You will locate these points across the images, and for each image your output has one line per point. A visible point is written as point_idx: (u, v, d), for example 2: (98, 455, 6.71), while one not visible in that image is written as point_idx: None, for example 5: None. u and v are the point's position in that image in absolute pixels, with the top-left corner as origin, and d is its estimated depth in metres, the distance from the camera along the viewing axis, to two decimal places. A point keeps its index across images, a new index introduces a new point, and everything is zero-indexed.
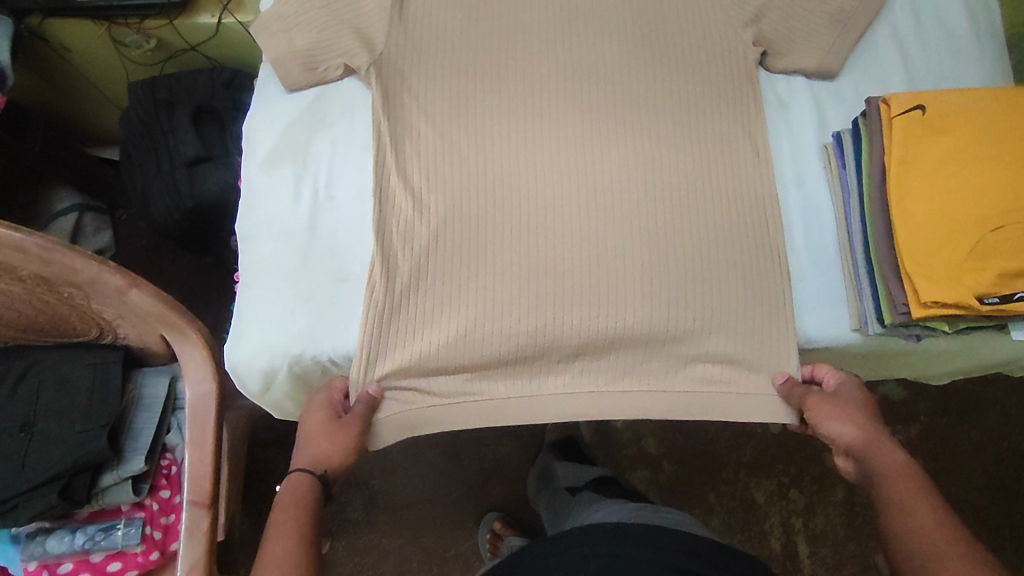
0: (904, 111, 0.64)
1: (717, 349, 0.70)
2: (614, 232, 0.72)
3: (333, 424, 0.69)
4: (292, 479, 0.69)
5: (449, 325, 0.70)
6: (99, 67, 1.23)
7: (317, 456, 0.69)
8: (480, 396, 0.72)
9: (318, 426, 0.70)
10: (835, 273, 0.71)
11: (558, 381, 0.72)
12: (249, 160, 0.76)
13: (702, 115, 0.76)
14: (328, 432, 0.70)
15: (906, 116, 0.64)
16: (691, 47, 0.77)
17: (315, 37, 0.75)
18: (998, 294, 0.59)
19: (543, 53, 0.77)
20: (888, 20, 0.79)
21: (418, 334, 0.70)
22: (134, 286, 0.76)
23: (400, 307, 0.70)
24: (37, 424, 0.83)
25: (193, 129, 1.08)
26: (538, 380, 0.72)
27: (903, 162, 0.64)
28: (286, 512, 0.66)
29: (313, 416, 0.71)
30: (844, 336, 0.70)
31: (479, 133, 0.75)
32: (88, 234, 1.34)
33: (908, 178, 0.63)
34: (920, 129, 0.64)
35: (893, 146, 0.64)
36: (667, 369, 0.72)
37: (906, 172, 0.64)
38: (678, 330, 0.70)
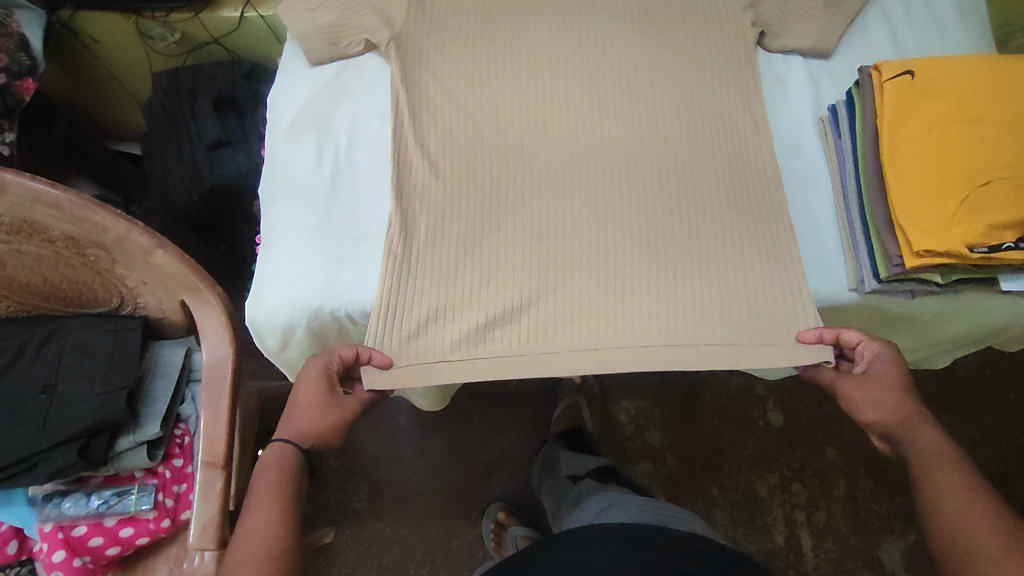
0: (893, 76, 0.68)
1: (725, 305, 0.72)
2: (618, 196, 0.75)
3: (328, 398, 0.69)
4: (276, 449, 0.68)
5: (463, 280, 0.73)
6: (123, 61, 1.28)
7: (302, 429, 0.68)
8: (490, 351, 0.71)
9: (312, 400, 0.68)
10: (832, 235, 0.74)
11: (570, 339, 0.71)
12: (273, 129, 0.80)
13: (703, 89, 0.80)
14: (322, 408, 0.68)
15: (896, 80, 0.68)
16: (693, 28, 0.82)
17: (339, 15, 0.80)
18: (988, 243, 0.62)
19: (552, 30, 0.82)
20: (879, 5, 0.84)
21: (431, 289, 0.72)
22: (159, 247, 0.79)
23: (420, 262, 0.73)
24: (57, 387, 0.85)
25: (214, 116, 1.12)
26: (551, 337, 0.71)
27: (894, 122, 0.68)
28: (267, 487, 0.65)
29: (308, 388, 0.68)
30: (842, 295, 0.72)
31: (492, 103, 0.79)
32: None
33: (899, 137, 0.67)
34: (910, 93, 0.67)
35: (884, 108, 0.68)
36: (680, 331, 0.71)
37: (897, 132, 0.67)
38: (684, 287, 0.72)
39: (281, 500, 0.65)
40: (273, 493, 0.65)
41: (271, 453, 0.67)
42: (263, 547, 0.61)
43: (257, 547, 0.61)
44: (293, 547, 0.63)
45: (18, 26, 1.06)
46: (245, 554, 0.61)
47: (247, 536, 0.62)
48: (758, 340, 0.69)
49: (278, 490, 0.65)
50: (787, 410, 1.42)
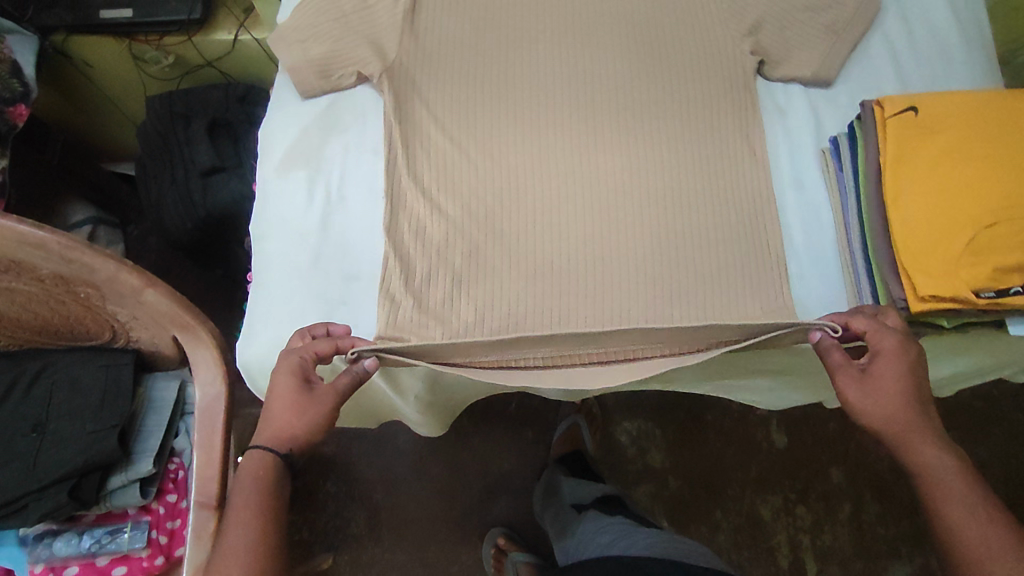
0: (897, 112, 0.67)
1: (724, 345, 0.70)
2: (618, 232, 0.74)
3: (304, 396, 0.65)
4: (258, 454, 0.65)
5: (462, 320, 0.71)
6: (117, 84, 1.27)
7: (282, 434, 0.65)
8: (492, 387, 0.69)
9: (288, 399, 0.64)
10: (835, 273, 0.72)
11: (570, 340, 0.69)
12: (263, 165, 0.78)
13: (703, 119, 0.78)
14: (301, 407, 0.65)
15: (899, 116, 0.67)
16: (692, 58, 0.80)
17: (331, 47, 0.78)
18: (996, 288, 0.60)
19: (548, 61, 0.81)
20: (880, 31, 0.83)
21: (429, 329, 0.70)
22: (150, 286, 0.77)
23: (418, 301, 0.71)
24: (48, 425, 0.84)
25: (208, 141, 1.11)
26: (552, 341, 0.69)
27: (897, 162, 0.66)
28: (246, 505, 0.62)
29: (281, 388, 0.64)
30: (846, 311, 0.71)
31: (487, 135, 0.78)
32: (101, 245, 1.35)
33: (902, 176, 0.65)
34: (913, 129, 0.66)
35: (886, 148, 0.66)
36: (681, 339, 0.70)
37: (900, 171, 0.66)
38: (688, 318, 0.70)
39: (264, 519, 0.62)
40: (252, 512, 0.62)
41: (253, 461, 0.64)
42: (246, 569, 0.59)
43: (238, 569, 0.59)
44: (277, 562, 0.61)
45: (10, 52, 1.05)
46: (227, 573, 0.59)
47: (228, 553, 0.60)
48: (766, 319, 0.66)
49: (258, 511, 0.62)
50: (790, 430, 1.41)
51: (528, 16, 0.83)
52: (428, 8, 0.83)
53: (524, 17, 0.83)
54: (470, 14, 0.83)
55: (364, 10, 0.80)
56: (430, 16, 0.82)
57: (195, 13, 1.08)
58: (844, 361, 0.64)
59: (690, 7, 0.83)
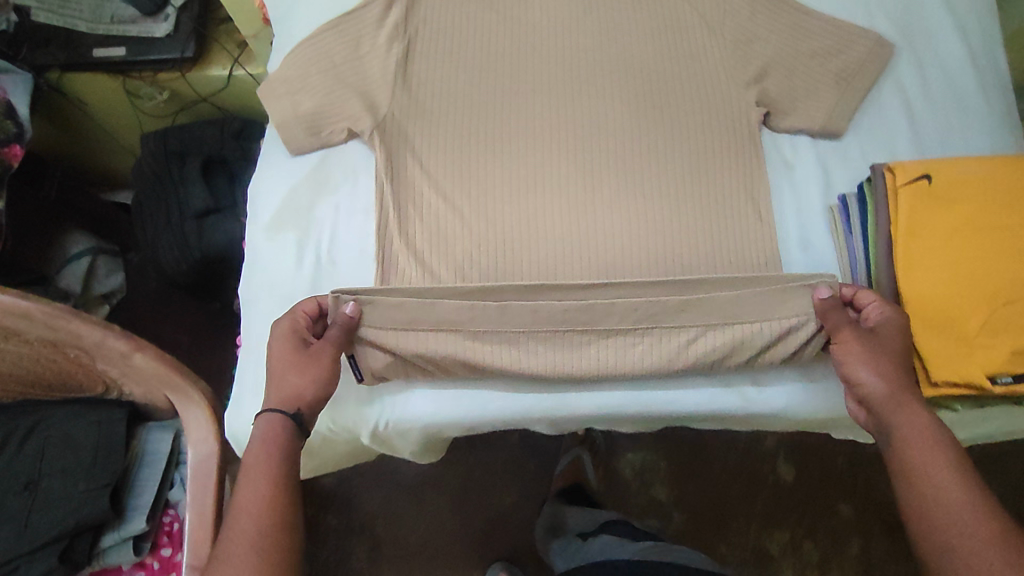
0: (910, 180, 0.62)
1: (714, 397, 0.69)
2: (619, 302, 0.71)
3: (302, 352, 0.66)
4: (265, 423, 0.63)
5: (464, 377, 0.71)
6: (113, 117, 1.25)
7: (288, 395, 0.65)
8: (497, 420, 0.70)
9: (285, 356, 0.65)
10: None
11: (575, 317, 0.68)
12: (252, 224, 0.77)
13: (704, 172, 0.75)
14: (300, 364, 0.65)
15: (912, 184, 0.63)
16: (695, 109, 0.77)
17: (321, 103, 0.77)
18: (1013, 372, 0.58)
19: (545, 115, 0.78)
20: (894, 77, 0.79)
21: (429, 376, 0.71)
22: (138, 350, 0.76)
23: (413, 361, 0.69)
24: (39, 484, 0.83)
25: (203, 180, 1.09)
26: (558, 319, 0.68)
27: (909, 233, 0.62)
28: (253, 467, 0.62)
29: (279, 350, 0.66)
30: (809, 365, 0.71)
31: (482, 191, 0.75)
32: (100, 276, 1.30)
33: (915, 250, 0.62)
34: (926, 199, 0.62)
35: (899, 219, 0.62)
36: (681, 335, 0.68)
37: (913, 244, 0.62)
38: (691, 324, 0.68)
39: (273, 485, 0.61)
40: (262, 477, 0.61)
41: (260, 427, 0.63)
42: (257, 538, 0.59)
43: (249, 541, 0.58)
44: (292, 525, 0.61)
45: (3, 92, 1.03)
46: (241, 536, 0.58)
47: (242, 515, 0.60)
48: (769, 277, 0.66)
49: (263, 474, 0.61)
50: (797, 463, 1.38)
51: (523, 66, 0.80)
52: (420, 58, 0.80)
53: (520, 67, 0.80)
54: (464, 64, 0.80)
55: (354, 60, 0.79)
56: (423, 68, 0.80)
57: (188, 51, 1.06)
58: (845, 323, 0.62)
59: (692, 55, 0.80)
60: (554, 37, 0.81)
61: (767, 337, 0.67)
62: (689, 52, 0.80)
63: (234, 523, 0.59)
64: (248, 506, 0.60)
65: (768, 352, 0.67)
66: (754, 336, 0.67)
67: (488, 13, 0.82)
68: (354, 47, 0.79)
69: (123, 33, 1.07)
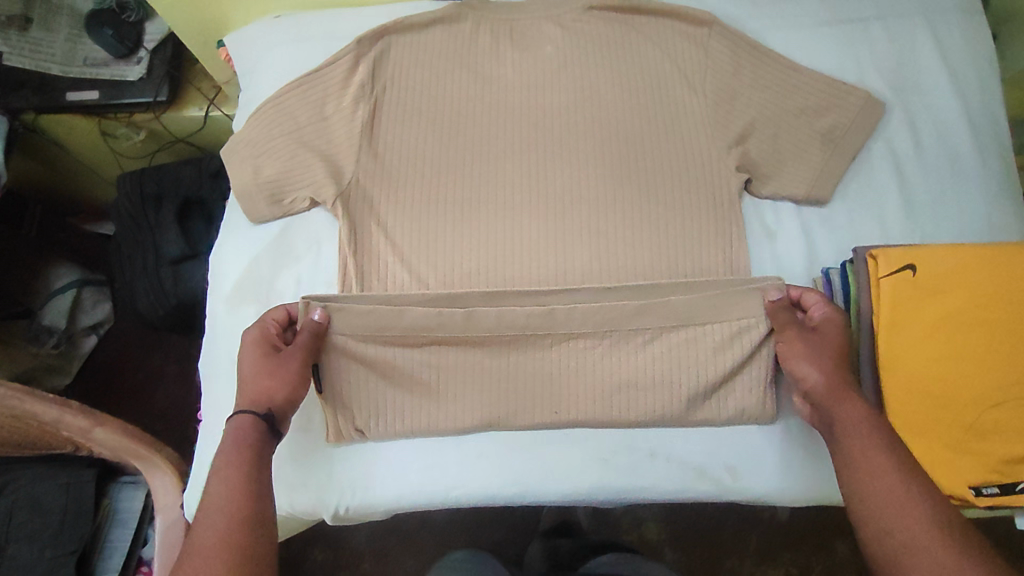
0: (893, 273, 0.59)
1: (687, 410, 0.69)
2: (586, 380, 0.69)
3: (270, 356, 0.64)
4: (234, 423, 0.61)
5: (433, 420, 0.69)
6: (93, 154, 1.23)
7: (258, 395, 0.62)
8: (466, 466, 0.69)
9: (253, 360, 0.64)
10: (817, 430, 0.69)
11: (538, 322, 0.68)
12: (214, 294, 0.76)
13: (679, 238, 0.72)
14: (267, 367, 0.63)
15: (895, 277, 0.59)
16: (672, 171, 0.74)
17: (282, 169, 0.75)
18: (1001, 482, 0.56)
19: (515, 177, 0.75)
20: (884, 136, 0.75)
21: (397, 417, 0.70)
22: (98, 426, 0.75)
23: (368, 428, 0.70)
24: (7, 549, 0.80)
25: (177, 227, 1.07)
26: (519, 326, 0.68)
27: (892, 325, 0.59)
28: (225, 462, 0.58)
29: (247, 356, 0.65)
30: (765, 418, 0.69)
31: (446, 257, 0.73)
32: (87, 308, 1.24)
33: (897, 349, 0.59)
34: (909, 293, 0.59)
35: (882, 311, 0.59)
36: (639, 354, 0.69)
37: (895, 342, 0.59)
38: (646, 328, 0.68)
39: (248, 478, 0.57)
40: (235, 469, 0.57)
41: (231, 427, 0.60)
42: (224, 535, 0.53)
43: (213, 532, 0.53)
44: (266, 519, 0.56)
45: None
46: (209, 530, 0.54)
47: (211, 506, 0.55)
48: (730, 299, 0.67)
49: (237, 465, 0.58)
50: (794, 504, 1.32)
51: (493, 126, 0.77)
52: (387, 119, 0.77)
53: (491, 128, 0.77)
54: (431, 125, 0.77)
55: (319, 123, 0.77)
56: (390, 130, 0.77)
57: (161, 95, 1.03)
58: (792, 321, 0.64)
59: (672, 115, 0.76)
60: (527, 96, 0.78)
61: (716, 340, 0.68)
62: (670, 111, 0.76)
63: (201, 518, 0.55)
64: (219, 497, 0.56)
65: (721, 358, 0.68)
66: (704, 338, 0.68)
67: (459, 70, 0.79)
68: (319, 109, 0.77)
69: (96, 77, 1.04)
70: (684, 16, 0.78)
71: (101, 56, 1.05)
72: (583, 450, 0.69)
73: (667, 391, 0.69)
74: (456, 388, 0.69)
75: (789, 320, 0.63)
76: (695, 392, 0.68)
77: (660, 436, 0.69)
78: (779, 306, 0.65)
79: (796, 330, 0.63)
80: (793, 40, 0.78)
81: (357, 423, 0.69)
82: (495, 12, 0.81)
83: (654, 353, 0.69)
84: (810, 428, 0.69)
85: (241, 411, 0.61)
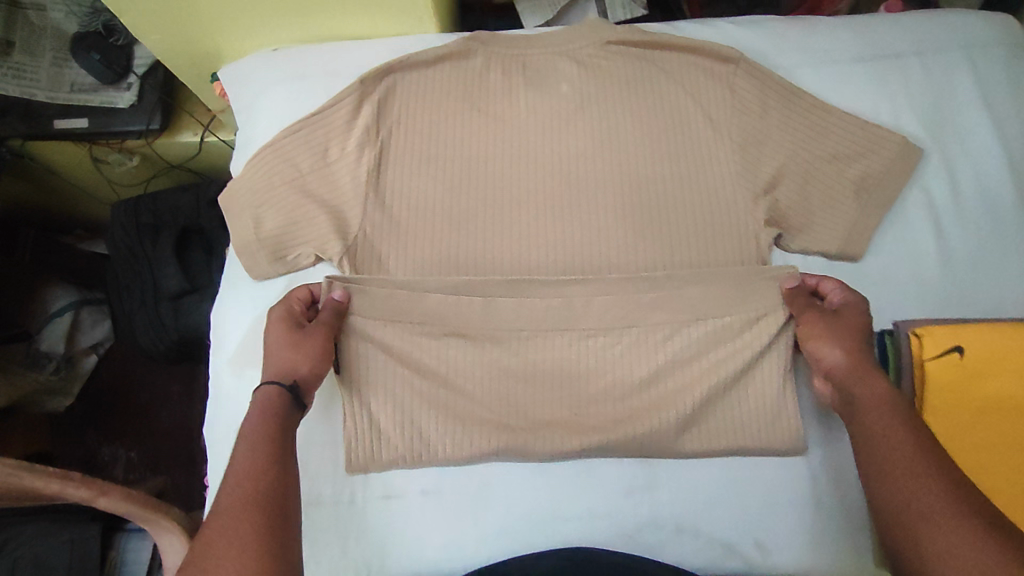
0: (939, 355, 0.56)
1: (706, 450, 0.68)
2: (604, 441, 0.67)
3: (294, 331, 0.63)
4: (259, 392, 0.59)
5: (446, 435, 0.68)
6: (84, 180, 1.18)
7: (283, 366, 0.62)
8: (487, 535, 0.67)
9: (278, 334, 0.63)
10: (842, 499, 0.67)
11: (557, 316, 0.68)
12: (216, 357, 0.73)
13: (702, 298, 0.67)
14: (291, 340, 0.63)
15: (941, 359, 0.56)
16: (695, 222, 0.70)
17: (286, 223, 0.72)
18: None
19: (529, 228, 0.71)
20: (921, 185, 0.71)
21: (412, 415, 0.68)
22: (101, 495, 0.69)
23: (386, 494, 0.68)
24: None
25: (176, 261, 1.03)
26: (537, 318, 0.68)
27: (937, 411, 0.56)
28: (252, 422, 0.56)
29: (272, 332, 0.64)
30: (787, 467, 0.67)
31: (458, 318, 0.68)
32: (86, 328, 1.21)
33: (943, 434, 0.56)
34: (955, 374, 0.56)
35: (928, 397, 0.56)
36: (659, 413, 0.67)
37: (940, 428, 0.56)
38: (666, 360, 0.68)
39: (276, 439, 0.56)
40: (262, 437, 0.55)
41: (256, 399, 0.59)
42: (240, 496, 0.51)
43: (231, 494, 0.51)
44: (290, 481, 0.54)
45: None
46: (233, 491, 0.51)
47: (237, 463, 0.53)
48: (747, 348, 0.66)
49: (262, 427, 0.56)
50: None
51: (505, 174, 0.73)
52: (395, 166, 0.73)
53: (504, 174, 0.73)
54: (441, 172, 0.73)
55: (322, 169, 0.73)
56: (397, 177, 0.73)
57: (154, 123, 0.98)
58: (810, 305, 0.64)
59: (694, 158, 0.72)
60: (541, 141, 0.73)
61: (733, 336, 0.67)
62: (692, 158, 0.72)
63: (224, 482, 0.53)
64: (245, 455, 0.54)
65: (739, 373, 0.66)
66: (719, 356, 0.67)
67: (469, 111, 0.74)
68: (321, 155, 0.73)
69: (85, 104, 0.98)
70: (710, 52, 0.73)
71: (89, 81, 0.99)
72: (605, 520, 0.67)
73: (683, 430, 0.68)
74: (478, 390, 0.68)
75: (808, 305, 0.64)
76: (714, 422, 0.68)
77: (686, 508, 0.67)
78: (796, 293, 0.65)
79: (816, 313, 0.63)
80: (826, 79, 0.74)
81: (372, 410, 0.68)
82: (506, 48, 0.76)
83: (675, 401, 0.67)
84: (836, 492, 0.68)
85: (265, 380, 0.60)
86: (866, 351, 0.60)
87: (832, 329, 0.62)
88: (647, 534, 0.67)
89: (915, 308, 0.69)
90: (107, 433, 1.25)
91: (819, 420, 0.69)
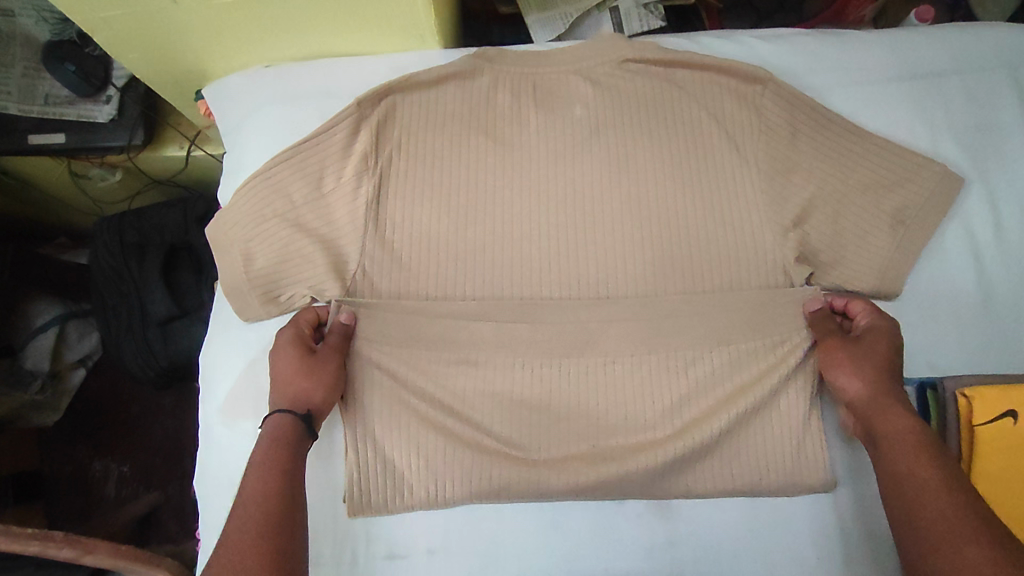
0: (989, 422, 0.55)
1: (729, 502, 0.64)
2: (622, 490, 0.63)
3: (304, 357, 0.62)
4: (273, 422, 0.59)
5: (458, 478, 0.64)
6: (64, 197, 1.11)
7: (296, 395, 0.60)
8: None
9: (288, 360, 0.61)
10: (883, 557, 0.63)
11: (573, 360, 0.64)
12: (206, 402, 0.69)
13: (728, 340, 0.63)
14: (301, 367, 0.61)
15: (992, 426, 0.56)
16: (721, 258, 0.65)
17: (280, 261, 0.67)
18: None
19: (542, 264, 0.66)
20: (961, 217, 0.67)
21: (421, 451, 0.64)
22: (87, 553, 0.64)
23: (391, 554, 0.65)
24: None
25: (164, 284, 0.97)
26: (551, 351, 0.64)
27: (987, 478, 0.56)
28: (260, 462, 0.56)
29: (282, 357, 0.62)
30: (813, 521, 0.64)
31: (469, 361, 0.64)
32: (71, 343, 1.10)
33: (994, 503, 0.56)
34: (1008, 442, 0.55)
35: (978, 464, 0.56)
36: (689, 439, 0.62)
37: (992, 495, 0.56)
38: (689, 402, 0.63)
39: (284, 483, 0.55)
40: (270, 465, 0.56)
41: (268, 428, 0.59)
42: (249, 523, 0.52)
43: (244, 518, 0.52)
44: (295, 532, 0.53)
45: None
46: (243, 517, 0.52)
47: (242, 508, 0.53)
48: (772, 397, 0.63)
49: (270, 467, 0.55)
50: None
51: (516, 203, 0.67)
52: (395, 196, 0.68)
53: (515, 204, 0.67)
54: (447, 202, 0.68)
55: (316, 201, 0.67)
56: (400, 209, 0.67)
57: (137, 139, 0.92)
58: (835, 329, 0.61)
59: (719, 187, 0.66)
60: (555, 168, 0.68)
61: (763, 370, 0.63)
62: (716, 188, 0.66)
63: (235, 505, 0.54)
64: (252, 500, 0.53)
65: (762, 420, 0.63)
66: (748, 402, 0.62)
67: (477, 135, 0.69)
68: (316, 184, 0.67)
69: (61, 118, 0.91)
70: (736, 72, 0.67)
71: (65, 92, 0.92)
72: None
73: (709, 480, 0.64)
74: (491, 428, 0.64)
75: (833, 330, 0.61)
76: (746, 475, 0.63)
77: (710, 567, 0.63)
78: (821, 316, 0.62)
79: (841, 339, 0.61)
80: (858, 101, 0.69)
81: (380, 446, 0.64)
82: (516, 66, 0.70)
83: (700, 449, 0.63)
84: (873, 548, 0.63)
85: (279, 410, 0.59)
86: (891, 380, 0.58)
87: (858, 357, 0.59)
88: (672, 572, 0.63)
89: (953, 350, 0.64)
90: (97, 447, 1.16)
91: (849, 460, 0.65)
